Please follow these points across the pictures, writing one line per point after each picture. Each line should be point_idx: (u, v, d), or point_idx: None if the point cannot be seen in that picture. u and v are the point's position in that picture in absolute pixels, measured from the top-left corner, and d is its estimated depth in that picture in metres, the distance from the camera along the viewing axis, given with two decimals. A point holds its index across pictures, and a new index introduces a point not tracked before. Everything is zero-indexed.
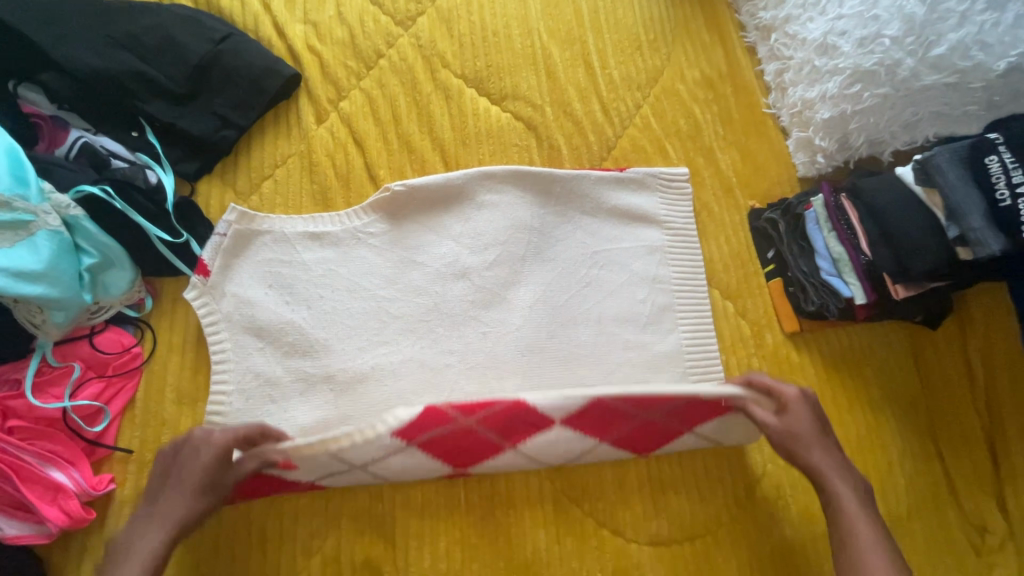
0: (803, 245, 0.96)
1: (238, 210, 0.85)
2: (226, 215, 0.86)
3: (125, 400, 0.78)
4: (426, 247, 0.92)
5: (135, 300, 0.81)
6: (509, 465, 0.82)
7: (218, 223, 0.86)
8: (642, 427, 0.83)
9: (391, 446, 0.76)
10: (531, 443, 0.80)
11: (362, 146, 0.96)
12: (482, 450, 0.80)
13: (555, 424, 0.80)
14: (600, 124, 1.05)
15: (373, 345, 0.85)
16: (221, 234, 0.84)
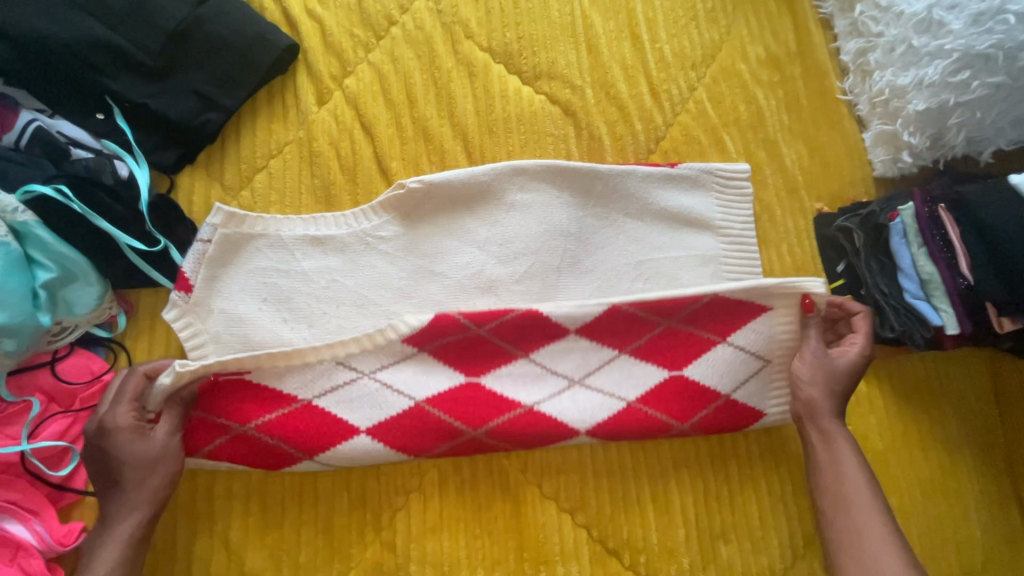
0: (883, 260, 0.83)
1: (224, 211, 0.72)
2: (210, 218, 0.73)
3: None
4: (446, 256, 0.78)
5: (106, 318, 0.69)
6: (526, 429, 0.73)
7: (201, 226, 0.73)
8: (665, 353, 0.78)
9: (401, 353, 0.73)
10: (547, 350, 0.76)
11: (372, 132, 0.82)
12: (494, 392, 0.74)
13: (570, 330, 0.76)
14: (648, 110, 0.90)
15: (382, 348, 0.72)
16: (205, 241, 0.71)
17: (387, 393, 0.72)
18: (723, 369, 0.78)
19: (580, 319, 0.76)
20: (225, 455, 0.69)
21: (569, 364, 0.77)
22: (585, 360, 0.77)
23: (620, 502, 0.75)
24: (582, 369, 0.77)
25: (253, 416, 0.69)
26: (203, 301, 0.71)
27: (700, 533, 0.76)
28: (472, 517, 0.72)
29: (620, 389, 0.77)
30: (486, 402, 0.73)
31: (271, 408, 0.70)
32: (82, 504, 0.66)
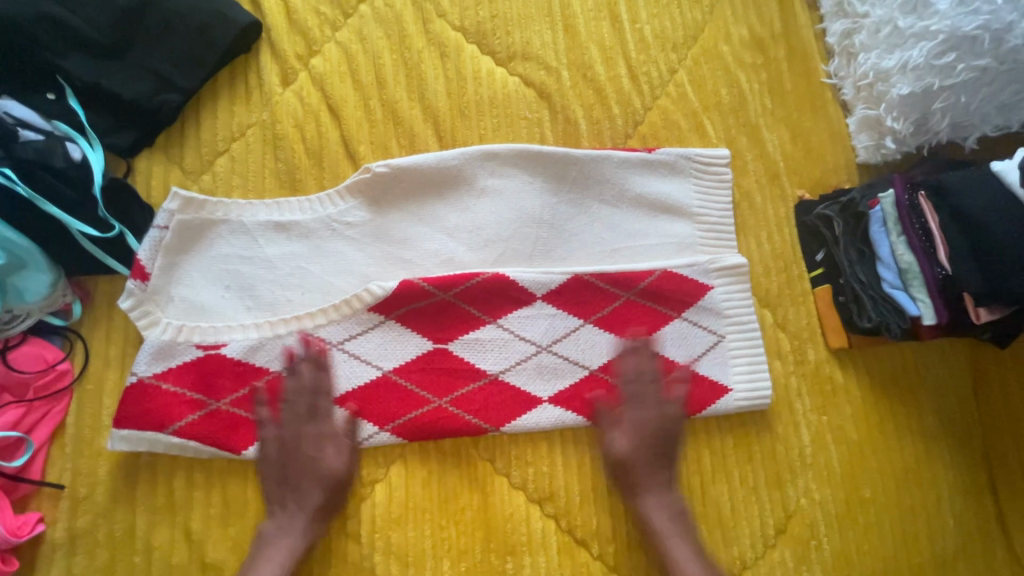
0: (863, 249, 0.81)
1: (181, 196, 0.70)
2: (167, 202, 0.71)
3: (51, 428, 0.66)
4: (414, 243, 0.76)
5: (61, 306, 0.67)
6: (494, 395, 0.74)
7: (157, 212, 0.70)
8: (628, 323, 0.79)
9: (368, 321, 0.73)
10: (515, 316, 0.76)
11: (338, 114, 0.79)
12: (462, 360, 0.74)
13: (536, 298, 0.76)
14: (627, 93, 0.88)
15: (350, 316, 0.72)
16: (161, 226, 0.69)
17: (353, 362, 0.72)
18: (679, 342, 0.79)
19: (545, 287, 0.77)
20: (194, 431, 0.67)
21: (537, 331, 0.76)
22: (553, 328, 0.76)
23: (589, 492, 0.75)
24: (550, 335, 0.76)
25: (228, 390, 0.69)
26: (162, 289, 0.70)
27: None
28: (439, 508, 0.71)
29: (587, 357, 0.77)
30: (453, 371, 0.74)
31: (248, 382, 0.70)
32: (39, 494, 0.65)
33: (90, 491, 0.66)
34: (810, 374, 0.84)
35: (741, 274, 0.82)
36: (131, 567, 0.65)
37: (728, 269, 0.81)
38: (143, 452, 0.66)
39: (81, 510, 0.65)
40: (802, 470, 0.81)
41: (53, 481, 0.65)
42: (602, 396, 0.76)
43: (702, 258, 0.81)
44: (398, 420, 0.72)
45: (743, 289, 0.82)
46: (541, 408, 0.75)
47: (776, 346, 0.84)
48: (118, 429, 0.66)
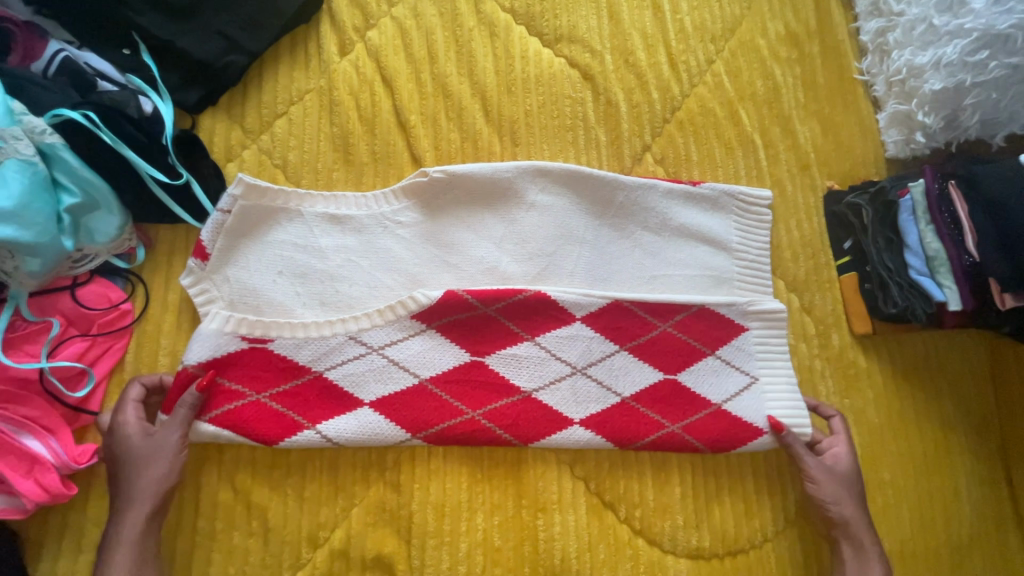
0: (891, 237, 0.84)
1: (245, 182, 0.73)
2: (231, 187, 0.73)
3: (111, 364, 0.69)
4: (463, 248, 0.79)
5: (125, 249, 0.71)
6: (528, 412, 0.74)
7: (222, 195, 0.73)
8: (663, 353, 0.80)
9: (409, 327, 0.74)
10: (554, 335, 0.77)
11: (391, 85, 0.83)
12: (498, 374, 0.75)
13: (574, 318, 0.78)
14: (666, 80, 0.91)
15: (392, 321, 0.74)
16: (225, 210, 0.72)
17: (391, 368, 0.73)
18: (713, 379, 0.80)
19: (584, 308, 0.78)
20: (232, 422, 0.68)
21: (573, 353, 0.77)
22: (589, 350, 0.78)
23: (617, 459, 0.77)
24: (585, 358, 0.77)
25: (269, 386, 0.70)
26: (220, 268, 0.72)
27: (697, 492, 0.78)
28: (476, 463, 0.74)
29: (620, 384, 0.78)
30: (488, 384, 0.74)
31: (288, 379, 0.71)
32: (97, 427, 0.68)
33: None
34: (834, 358, 0.86)
35: (778, 320, 0.83)
36: None
37: (767, 312, 0.82)
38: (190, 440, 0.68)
39: None
40: None
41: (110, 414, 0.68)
42: (633, 424, 0.77)
43: (740, 297, 0.83)
44: (431, 429, 0.72)
45: (780, 332, 0.82)
46: (571, 428, 0.75)
47: (802, 328, 0.87)
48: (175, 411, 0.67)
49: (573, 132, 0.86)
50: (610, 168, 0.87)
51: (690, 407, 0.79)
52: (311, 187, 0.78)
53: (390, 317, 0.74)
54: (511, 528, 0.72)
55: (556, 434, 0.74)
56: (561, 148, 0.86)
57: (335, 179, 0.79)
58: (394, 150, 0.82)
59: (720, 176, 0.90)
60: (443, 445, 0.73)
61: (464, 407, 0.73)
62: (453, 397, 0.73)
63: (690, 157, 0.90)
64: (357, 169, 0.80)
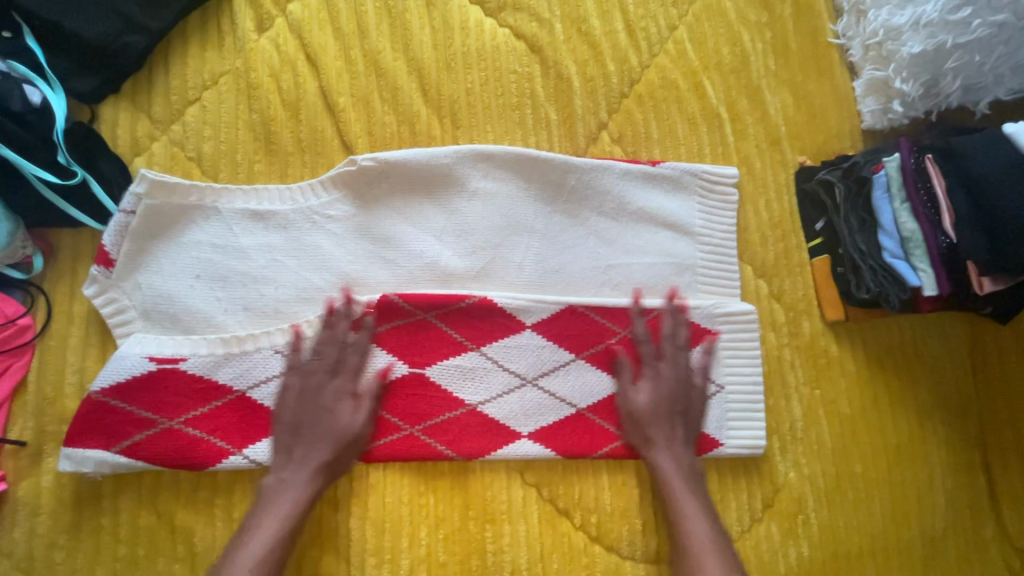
0: (864, 218, 0.77)
1: (148, 179, 0.66)
2: (133, 185, 0.66)
3: (12, 384, 0.63)
4: (400, 242, 0.72)
5: (20, 258, 0.64)
6: (471, 428, 0.70)
7: (124, 194, 0.66)
8: (620, 361, 0.75)
9: None
10: (500, 344, 0.72)
11: (317, 63, 0.75)
12: (440, 388, 0.70)
13: (525, 326, 0.73)
14: (623, 49, 0.83)
15: (324, 333, 0.68)
16: (128, 211, 0.65)
17: None
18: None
19: (537, 315, 0.73)
20: (142, 452, 0.63)
21: (522, 362, 0.72)
22: (540, 360, 0.73)
23: (572, 462, 0.73)
24: (536, 368, 0.72)
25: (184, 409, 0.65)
26: (130, 275, 0.66)
27: (656, 495, 0.74)
28: (418, 473, 0.69)
29: (574, 395, 0.73)
30: (429, 398, 0.69)
31: (207, 402, 0.65)
32: (2, 451, 0.63)
33: (52, 448, 0.64)
34: (805, 346, 0.82)
35: (748, 322, 0.78)
36: (97, 528, 0.63)
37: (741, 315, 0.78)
38: (88, 473, 0.62)
39: (45, 467, 0.63)
40: (791, 442, 0.80)
41: (14, 438, 0.63)
42: (586, 436, 0.72)
43: (705, 301, 0.78)
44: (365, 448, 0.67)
45: (746, 336, 0.78)
46: (518, 442, 0.70)
47: (770, 316, 0.82)
48: (76, 441, 0.62)
49: (520, 111, 0.79)
50: (563, 149, 0.80)
51: None
52: (230, 181, 0.71)
53: (321, 328, 0.69)
54: (457, 540, 0.68)
55: (501, 449, 0.70)
56: (508, 129, 0.78)
57: (256, 171, 0.72)
58: (323, 137, 0.74)
59: (682, 154, 0.83)
60: (383, 464, 0.68)
61: (403, 425, 0.68)
62: (390, 413, 0.69)
63: (650, 135, 0.83)
64: (280, 160, 0.73)
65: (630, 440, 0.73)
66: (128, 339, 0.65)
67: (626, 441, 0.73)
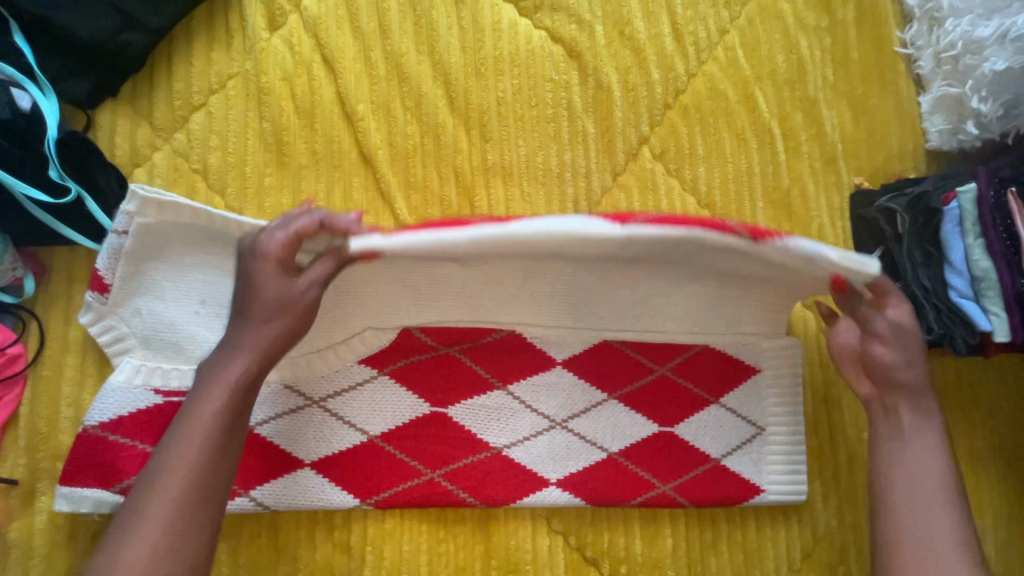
0: (929, 251, 0.70)
1: (137, 197, 0.58)
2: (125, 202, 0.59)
3: (2, 418, 0.58)
4: (410, 279, 0.63)
5: (10, 281, 0.59)
6: (495, 473, 0.65)
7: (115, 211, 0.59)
8: (658, 403, 0.69)
9: (358, 375, 0.64)
10: (529, 383, 0.66)
11: (334, 66, 0.68)
12: (463, 429, 0.65)
13: (555, 363, 0.67)
14: (669, 56, 0.76)
15: (339, 367, 0.64)
16: (120, 233, 0.58)
17: (335, 423, 0.63)
18: (716, 432, 0.70)
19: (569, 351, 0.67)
20: None
21: (551, 403, 0.66)
22: (571, 400, 0.67)
23: (601, 508, 0.68)
24: (566, 409, 0.67)
25: None
26: (127, 303, 0.60)
27: (691, 545, 0.69)
28: (438, 519, 0.64)
29: (606, 439, 0.67)
30: (451, 440, 0.64)
31: None
32: None
33: (45, 487, 0.59)
34: None
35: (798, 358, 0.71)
36: None
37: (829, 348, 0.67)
38: (86, 514, 0.57)
39: (38, 508, 0.58)
40: (836, 490, 0.74)
41: (5, 476, 0.58)
42: (617, 484, 0.67)
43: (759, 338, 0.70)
44: (383, 494, 0.63)
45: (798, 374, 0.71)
46: (546, 489, 0.65)
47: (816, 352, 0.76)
48: (71, 482, 0.57)
49: (556, 123, 0.72)
50: (600, 166, 0.73)
51: (684, 465, 0.69)
52: (238, 196, 0.65)
53: (336, 362, 0.63)
54: None
55: (528, 496, 0.65)
56: (542, 143, 0.71)
57: (266, 185, 0.66)
58: (340, 148, 0.68)
59: (730, 173, 0.76)
60: (400, 511, 0.64)
61: (422, 469, 0.63)
62: (409, 455, 0.63)
63: (695, 151, 0.76)
64: (293, 173, 0.67)
65: (665, 487, 0.68)
66: (127, 371, 0.59)
67: (661, 489, 0.68)
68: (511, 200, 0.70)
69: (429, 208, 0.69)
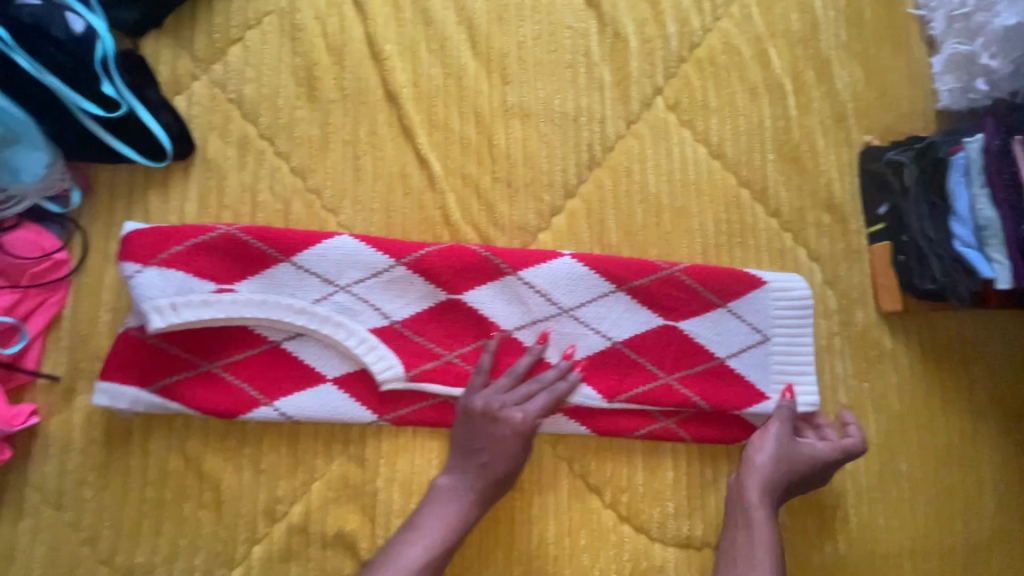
0: (934, 202, 0.72)
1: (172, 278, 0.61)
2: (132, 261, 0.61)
3: (46, 319, 0.62)
4: (407, 289, 0.67)
5: (58, 192, 0.63)
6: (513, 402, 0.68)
7: (135, 228, 0.62)
8: (668, 347, 0.71)
9: (385, 302, 0.66)
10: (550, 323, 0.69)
11: (364, 7, 0.72)
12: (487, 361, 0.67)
13: (574, 304, 0.69)
14: (685, 11, 0.79)
15: (369, 295, 0.66)
16: (141, 273, 0.60)
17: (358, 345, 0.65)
18: (726, 372, 0.72)
19: (590, 290, 0.70)
20: (178, 394, 0.62)
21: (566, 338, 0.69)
22: (586, 337, 0.70)
23: (606, 439, 0.71)
24: (581, 344, 0.70)
25: (221, 354, 0.64)
26: None
27: (691, 478, 0.72)
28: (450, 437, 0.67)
29: (615, 373, 0.70)
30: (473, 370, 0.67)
31: (245, 348, 0.64)
32: (33, 386, 0.62)
33: (85, 385, 0.63)
34: (855, 337, 0.77)
35: (803, 306, 0.74)
36: (126, 469, 0.62)
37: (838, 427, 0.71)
38: (122, 409, 0.61)
39: (78, 405, 0.63)
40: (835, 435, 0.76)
41: (48, 373, 0.62)
42: (622, 415, 0.70)
43: (770, 298, 0.73)
44: (400, 411, 0.66)
45: (804, 324, 0.74)
46: (553, 417, 0.69)
47: (821, 303, 0.77)
48: (110, 378, 0.61)
49: (574, 69, 0.75)
50: (615, 113, 0.76)
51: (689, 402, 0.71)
52: (270, 125, 0.69)
53: (366, 291, 0.66)
54: (485, 507, 0.67)
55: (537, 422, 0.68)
56: (560, 87, 0.74)
57: (297, 117, 0.69)
58: (367, 85, 0.71)
59: (742, 126, 0.79)
60: (415, 428, 0.67)
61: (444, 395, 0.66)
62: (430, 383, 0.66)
63: (708, 103, 0.78)
64: (322, 107, 0.70)
65: (667, 422, 0.71)
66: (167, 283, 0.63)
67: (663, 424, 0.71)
68: (529, 140, 0.73)
69: (449, 145, 0.72)
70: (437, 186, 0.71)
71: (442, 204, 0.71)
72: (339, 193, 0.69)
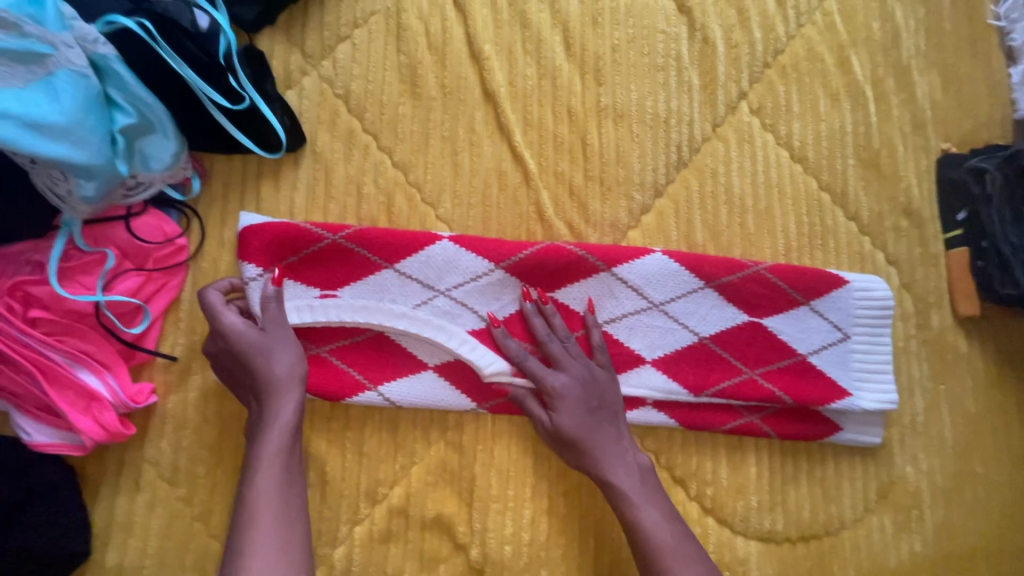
0: (1019, 209, 0.75)
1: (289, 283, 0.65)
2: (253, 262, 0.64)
3: (167, 301, 0.65)
4: (503, 291, 0.69)
5: (181, 179, 0.66)
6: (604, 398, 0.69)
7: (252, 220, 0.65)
8: (752, 345, 0.73)
9: (484, 297, 0.68)
10: (640, 318, 0.71)
11: (464, 8, 0.74)
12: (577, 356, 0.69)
13: (664, 301, 0.71)
14: (771, 18, 0.80)
15: (467, 295, 0.68)
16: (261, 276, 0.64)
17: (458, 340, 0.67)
18: (809, 370, 0.73)
19: (680, 286, 0.72)
20: None
21: (655, 334, 0.71)
22: (674, 333, 0.72)
23: (691, 434, 0.72)
24: (669, 339, 0.72)
25: (329, 339, 0.66)
26: None
27: (773, 474, 0.73)
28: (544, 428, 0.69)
29: (703, 370, 0.71)
30: None
31: (351, 334, 0.67)
32: (152, 365, 0.65)
33: (199, 365, 0.65)
34: (932, 341, 0.79)
35: (883, 307, 0.75)
36: (237, 448, 0.65)
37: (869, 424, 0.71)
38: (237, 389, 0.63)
39: (192, 385, 0.65)
40: (911, 436, 0.77)
41: (166, 353, 0.65)
42: (709, 410, 0.72)
43: (850, 300, 0.75)
44: (497, 400, 0.68)
45: (884, 325, 0.75)
46: (644, 409, 0.71)
47: (899, 307, 0.79)
48: None
49: (665, 72, 0.77)
50: (702, 115, 0.78)
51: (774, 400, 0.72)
52: (375, 121, 0.71)
53: (464, 291, 0.68)
54: (576, 497, 0.68)
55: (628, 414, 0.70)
56: (651, 89, 0.76)
57: (401, 113, 0.72)
58: (466, 83, 0.74)
59: (824, 131, 0.80)
60: (510, 418, 0.69)
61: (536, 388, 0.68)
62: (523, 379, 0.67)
63: (791, 108, 0.80)
64: (424, 104, 0.73)
65: (753, 418, 0.73)
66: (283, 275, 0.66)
67: (749, 420, 0.73)
68: (621, 140, 0.75)
69: (544, 143, 0.74)
70: (531, 183, 0.73)
71: (536, 200, 0.73)
72: (439, 186, 0.72)
